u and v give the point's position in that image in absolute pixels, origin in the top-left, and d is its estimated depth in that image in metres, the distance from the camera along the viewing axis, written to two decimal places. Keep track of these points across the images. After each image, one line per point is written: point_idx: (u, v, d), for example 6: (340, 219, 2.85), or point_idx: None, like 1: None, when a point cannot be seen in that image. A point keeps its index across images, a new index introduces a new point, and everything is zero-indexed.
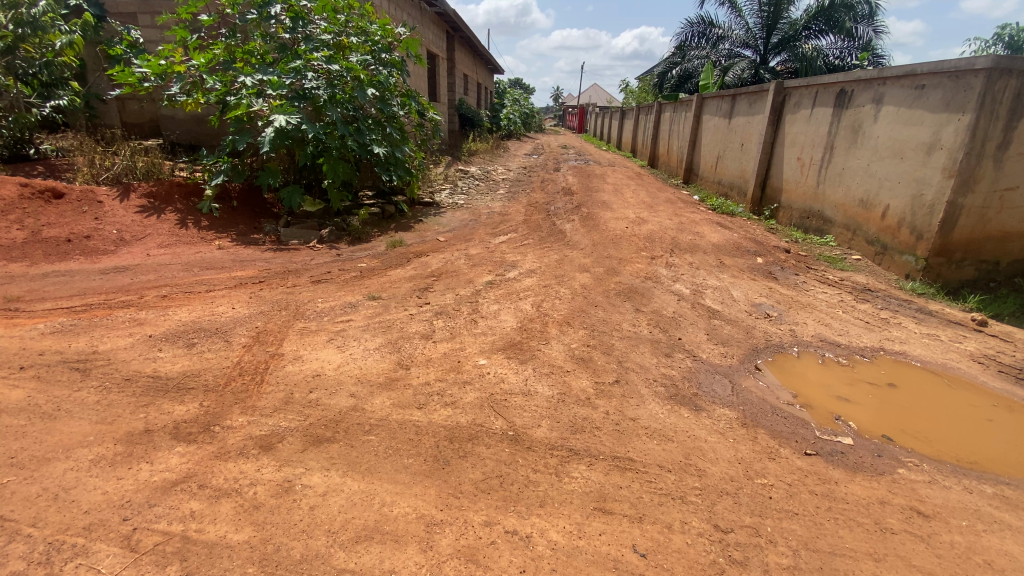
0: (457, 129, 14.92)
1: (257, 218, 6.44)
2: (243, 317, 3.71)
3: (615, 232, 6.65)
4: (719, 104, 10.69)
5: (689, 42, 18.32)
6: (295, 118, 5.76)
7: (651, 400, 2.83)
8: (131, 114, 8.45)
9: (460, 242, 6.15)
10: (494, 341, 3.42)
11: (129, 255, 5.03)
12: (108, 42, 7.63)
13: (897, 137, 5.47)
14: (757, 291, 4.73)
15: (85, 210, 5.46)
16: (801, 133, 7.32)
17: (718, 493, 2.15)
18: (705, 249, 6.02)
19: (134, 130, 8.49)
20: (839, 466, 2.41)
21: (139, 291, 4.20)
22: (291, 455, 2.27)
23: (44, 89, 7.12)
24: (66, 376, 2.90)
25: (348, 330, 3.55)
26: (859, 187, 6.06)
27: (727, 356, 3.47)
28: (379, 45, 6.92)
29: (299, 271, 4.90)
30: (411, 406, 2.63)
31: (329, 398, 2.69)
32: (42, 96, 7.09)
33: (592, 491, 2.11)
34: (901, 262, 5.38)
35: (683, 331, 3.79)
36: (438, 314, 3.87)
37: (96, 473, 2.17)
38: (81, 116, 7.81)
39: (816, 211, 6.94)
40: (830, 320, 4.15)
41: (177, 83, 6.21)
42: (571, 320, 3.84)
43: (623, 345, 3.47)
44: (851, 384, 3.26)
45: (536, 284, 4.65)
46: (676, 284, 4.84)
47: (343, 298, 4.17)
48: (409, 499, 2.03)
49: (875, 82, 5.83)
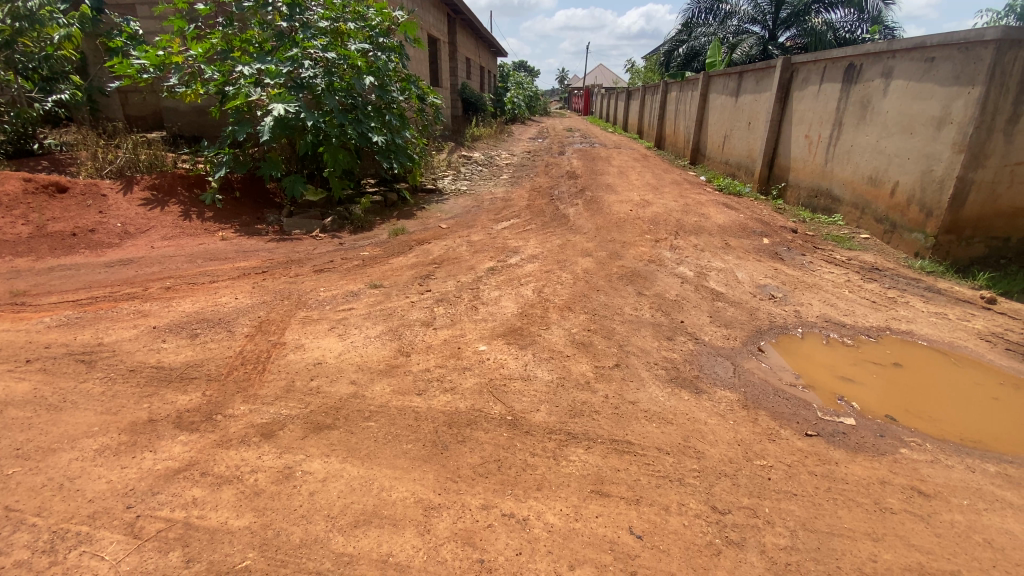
0: (460, 114, 14.79)
1: (260, 208, 6.44)
2: (246, 308, 3.73)
3: (618, 216, 6.58)
4: (726, 82, 10.48)
5: (696, 19, 17.91)
6: (294, 107, 5.78)
7: (651, 383, 2.82)
8: (133, 106, 8.44)
9: (462, 229, 6.12)
10: (494, 327, 3.42)
11: (134, 247, 5.07)
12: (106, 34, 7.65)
13: (906, 112, 5.34)
14: (762, 273, 4.67)
15: (90, 205, 5.51)
16: (809, 109, 7.16)
17: (716, 475, 2.15)
18: (710, 231, 5.95)
19: (137, 123, 8.50)
20: (840, 446, 2.39)
21: (144, 283, 4.24)
22: (291, 442, 2.30)
23: (45, 83, 7.14)
24: (72, 368, 2.95)
25: (349, 318, 3.55)
26: (868, 164, 5.93)
27: (729, 338, 3.43)
28: (377, 30, 6.87)
29: (301, 260, 4.91)
30: (411, 392, 2.64)
31: (330, 386, 2.70)
32: (44, 91, 7.12)
33: (588, 474, 2.12)
34: (910, 240, 5.28)
35: (686, 314, 3.75)
36: (439, 301, 3.87)
37: (101, 461, 2.22)
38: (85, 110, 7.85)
39: (824, 189, 6.81)
40: (836, 300, 4.09)
41: (175, 74, 6.15)
42: (572, 305, 3.83)
43: (624, 329, 3.45)
44: (856, 365, 3.22)
45: (538, 270, 4.62)
46: (680, 267, 4.79)
47: (344, 287, 4.17)
48: (408, 484, 2.05)
49: (884, 56, 5.67)
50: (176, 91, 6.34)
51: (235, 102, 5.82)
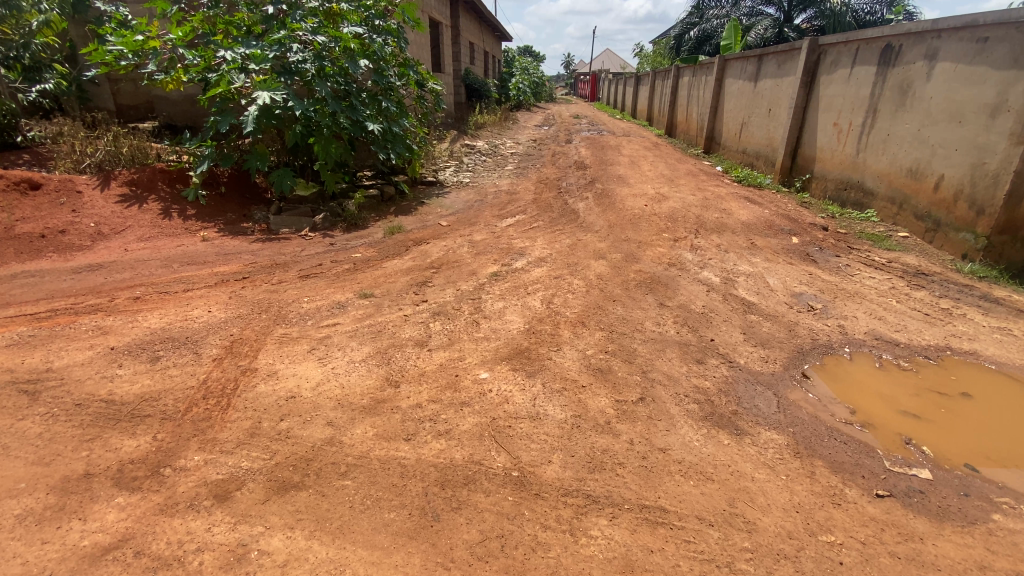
0: (463, 101, 14.24)
1: (248, 204, 5.99)
2: (218, 323, 3.31)
3: (632, 211, 6.09)
4: (743, 67, 9.90)
5: (707, 1, 17.30)
6: (281, 95, 5.35)
7: (683, 423, 2.38)
8: (125, 96, 8.00)
9: (464, 227, 5.66)
10: (498, 349, 2.97)
11: (106, 249, 4.66)
12: (94, 20, 7.28)
13: (955, 98, 4.81)
14: (796, 279, 4.19)
15: (63, 203, 5.10)
16: (838, 95, 6.62)
17: (773, 556, 1.72)
18: (734, 229, 5.47)
19: (129, 113, 8.07)
20: (921, 513, 1.96)
21: (112, 293, 3.83)
22: (249, 509, 1.88)
23: (29, 72, 6.74)
24: (12, 402, 2.54)
25: (332, 337, 3.12)
26: (906, 155, 5.41)
27: (768, 362, 2.98)
28: (371, 11, 6.44)
29: (287, 264, 4.49)
30: (398, 438, 2.21)
31: (302, 429, 2.27)
32: (28, 81, 6.68)
33: (614, 559, 1.69)
34: (957, 241, 4.78)
35: (716, 331, 3.29)
36: (435, 315, 3.43)
37: (20, 534, 1.81)
38: (74, 98, 7.35)
39: (855, 182, 6.28)
40: (884, 313, 3.62)
41: (153, 60, 5.62)
42: (586, 319, 3.38)
43: (647, 351, 3.00)
44: (917, 396, 2.77)
45: (546, 276, 4.17)
46: (703, 271, 4.32)
47: (330, 298, 3.74)
48: (388, 573, 1.63)
49: (928, 35, 5.15)
50: (154, 80, 5.81)
51: (217, 90, 5.34)
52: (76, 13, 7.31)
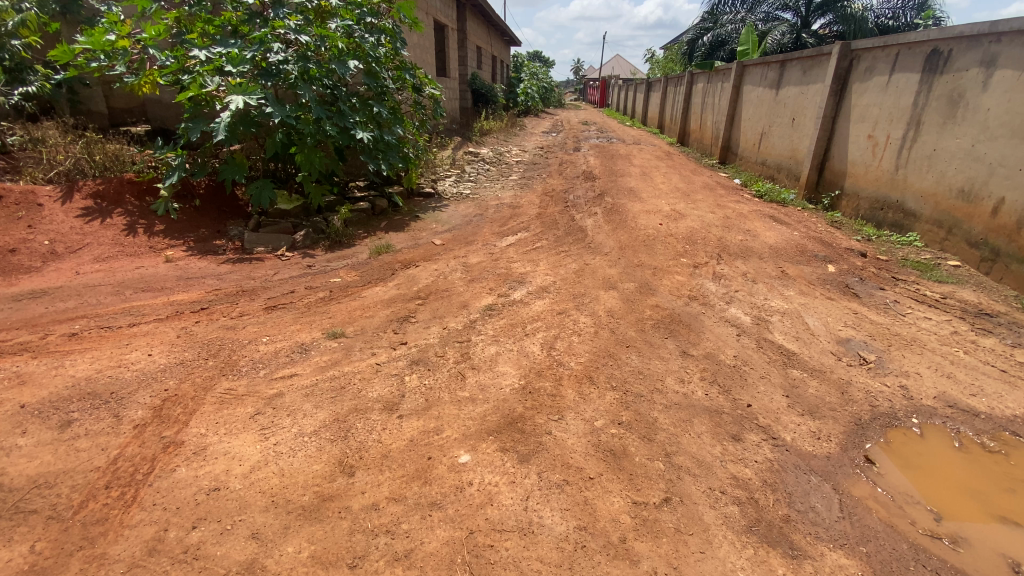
0: (469, 106, 13.74)
1: (224, 219, 5.48)
2: (155, 373, 2.76)
3: (646, 231, 5.51)
4: (763, 73, 9.34)
5: (722, 6, 16.77)
6: (257, 99, 4.80)
7: (721, 540, 1.81)
8: (119, 98, 7.14)
9: (460, 247, 5.12)
10: (485, 417, 2.40)
11: (56, 272, 4.15)
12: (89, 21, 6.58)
13: (1019, 111, 4.22)
14: (840, 320, 3.60)
15: (19, 216, 4.56)
16: (873, 104, 6.02)
17: None
18: (761, 254, 4.88)
19: (125, 117, 7.21)
20: None
21: (47, 326, 3.30)
22: None
23: (9, 74, 5.97)
24: None
25: (285, 396, 2.56)
26: (957, 174, 4.81)
27: (821, 440, 2.40)
28: (364, 8, 5.92)
29: (255, 291, 3.96)
30: (341, 564, 1.66)
31: (216, 545, 1.72)
32: (9, 83, 5.96)
33: None
34: (1021, 274, 4.17)
35: (752, 393, 2.70)
36: (413, 365, 2.86)
37: None
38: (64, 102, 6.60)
39: (893, 202, 5.66)
40: (950, 369, 3.02)
41: (122, 61, 5.10)
42: (593, 373, 2.81)
43: (669, 422, 2.42)
44: (1013, 494, 2.17)
45: (549, 311, 3.61)
46: (731, 308, 3.74)
47: (294, 337, 3.20)
48: None
49: (986, 39, 4.56)
50: (125, 82, 5.31)
51: (188, 93, 4.81)
52: (67, 12, 6.42)
